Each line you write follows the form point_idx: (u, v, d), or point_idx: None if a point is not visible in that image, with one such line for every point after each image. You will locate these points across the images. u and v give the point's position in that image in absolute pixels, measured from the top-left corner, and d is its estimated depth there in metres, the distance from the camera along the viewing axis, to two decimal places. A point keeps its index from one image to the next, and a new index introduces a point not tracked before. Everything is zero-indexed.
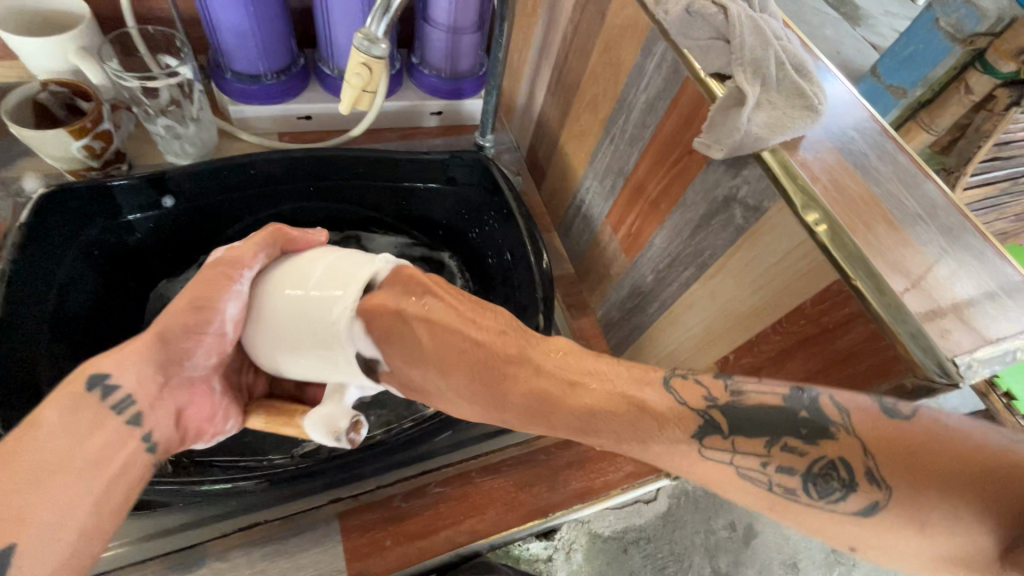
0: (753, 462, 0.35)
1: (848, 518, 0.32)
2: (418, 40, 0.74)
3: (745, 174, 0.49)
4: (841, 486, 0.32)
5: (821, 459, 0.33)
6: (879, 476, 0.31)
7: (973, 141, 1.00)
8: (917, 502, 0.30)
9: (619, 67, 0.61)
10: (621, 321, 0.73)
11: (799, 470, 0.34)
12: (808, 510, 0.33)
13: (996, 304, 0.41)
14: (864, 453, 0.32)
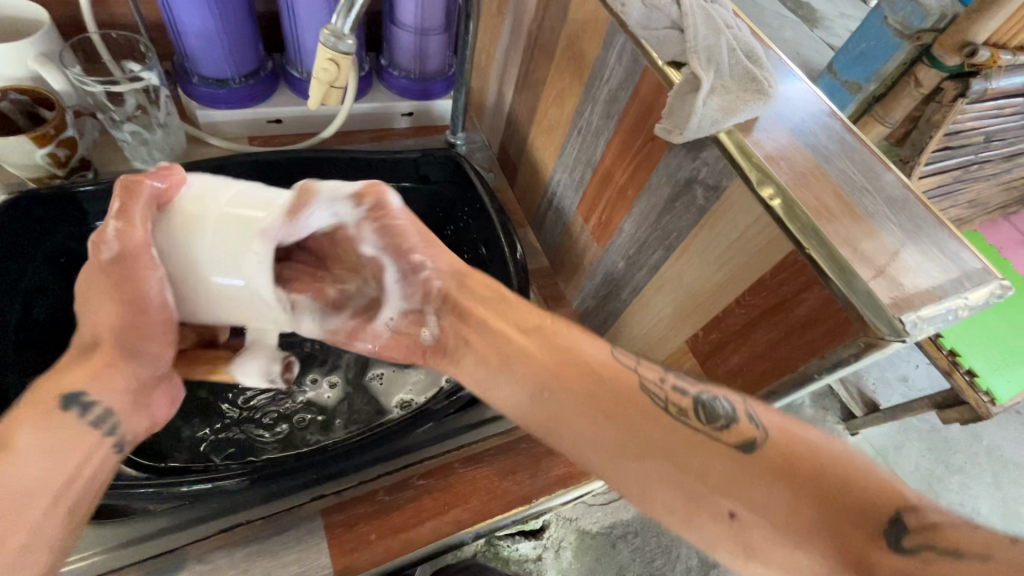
0: (654, 379, 0.39)
1: (725, 449, 0.36)
2: (387, 44, 0.76)
3: (704, 156, 0.42)
4: (726, 416, 0.37)
5: (709, 391, 0.39)
6: (760, 418, 0.36)
7: (925, 131, 0.99)
8: (786, 442, 0.35)
9: (583, 61, 0.55)
10: (596, 309, 0.63)
11: (691, 397, 0.38)
12: (699, 438, 0.36)
13: (951, 279, 0.36)
14: (745, 399, 0.38)
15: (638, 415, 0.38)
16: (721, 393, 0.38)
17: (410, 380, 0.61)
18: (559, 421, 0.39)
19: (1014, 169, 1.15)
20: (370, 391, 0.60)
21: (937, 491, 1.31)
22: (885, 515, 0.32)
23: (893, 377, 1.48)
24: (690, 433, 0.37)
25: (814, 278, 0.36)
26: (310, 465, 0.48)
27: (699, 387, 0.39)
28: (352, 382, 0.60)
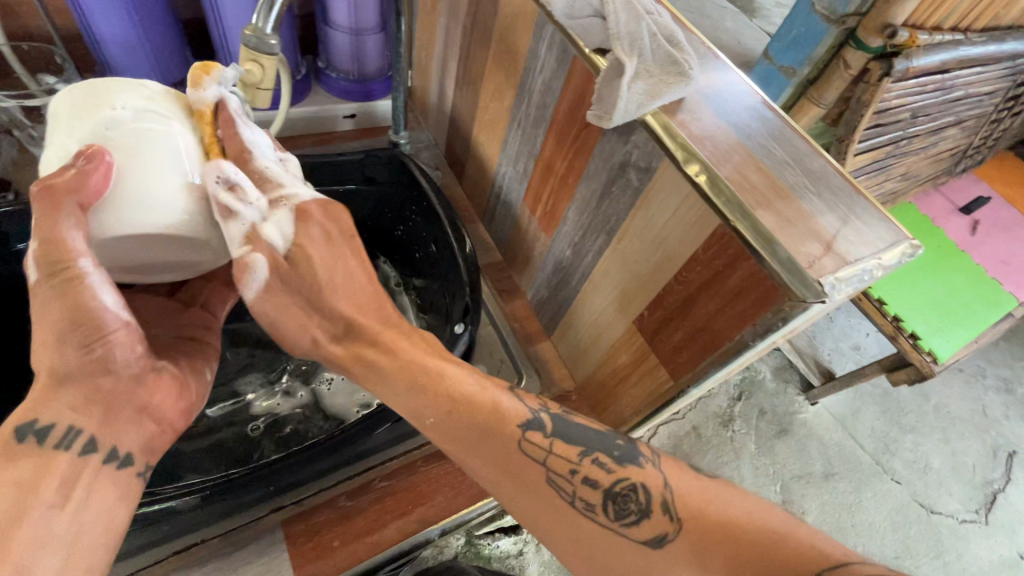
0: (564, 470, 0.39)
1: (635, 543, 0.37)
2: (323, 46, 0.76)
3: (634, 139, 0.43)
4: (637, 511, 0.37)
5: (624, 480, 0.39)
6: (674, 509, 0.37)
7: (857, 111, 1.03)
8: (701, 535, 0.35)
9: (517, 53, 0.55)
10: (549, 299, 0.64)
11: (602, 486, 0.39)
12: (606, 529, 0.38)
13: (868, 240, 0.38)
14: (665, 486, 0.38)
15: (545, 505, 0.39)
16: (638, 482, 0.38)
17: (357, 388, 0.60)
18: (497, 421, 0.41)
19: (940, 142, 1.23)
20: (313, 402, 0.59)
21: (893, 451, 1.38)
22: (817, 574, 0.31)
23: (846, 346, 1.55)
24: (600, 526, 0.38)
25: (741, 249, 0.37)
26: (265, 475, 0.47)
27: (614, 472, 0.39)
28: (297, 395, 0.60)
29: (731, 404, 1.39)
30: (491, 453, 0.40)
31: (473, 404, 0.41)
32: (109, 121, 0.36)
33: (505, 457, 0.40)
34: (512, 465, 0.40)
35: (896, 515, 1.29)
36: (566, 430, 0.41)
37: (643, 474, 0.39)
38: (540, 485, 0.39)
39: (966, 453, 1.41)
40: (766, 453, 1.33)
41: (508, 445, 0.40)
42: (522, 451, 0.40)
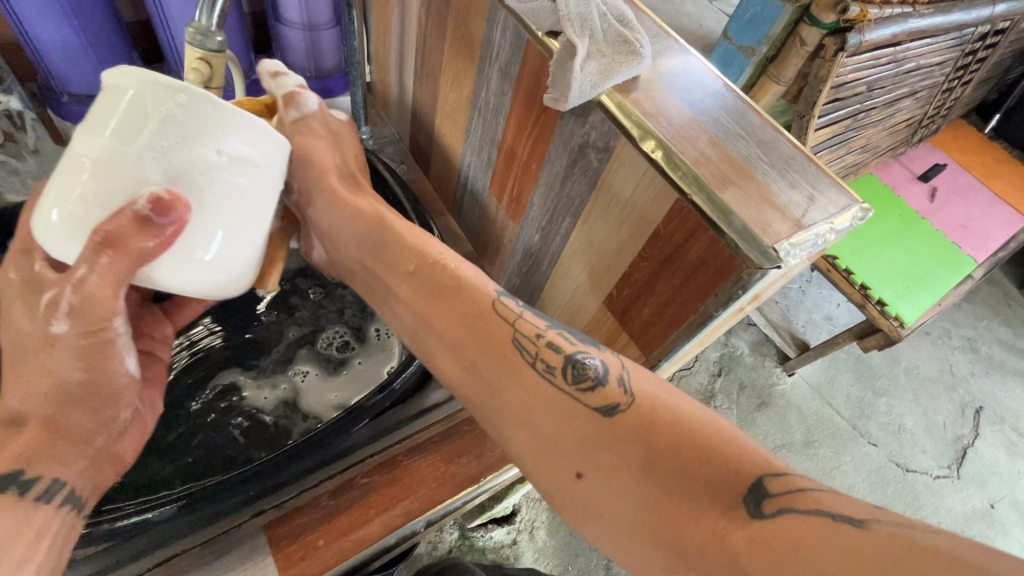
0: (530, 334, 0.43)
1: (583, 407, 0.39)
2: (277, 44, 0.74)
3: (591, 120, 0.44)
4: (594, 379, 0.39)
5: (586, 354, 0.41)
6: (628, 385, 0.39)
7: (815, 86, 1.04)
8: (649, 411, 0.37)
9: (472, 41, 0.55)
10: (521, 285, 0.64)
11: (564, 356, 0.41)
12: (559, 392, 0.40)
13: (820, 206, 0.39)
14: (622, 367, 0.40)
15: (505, 365, 0.42)
16: (601, 360, 0.41)
17: (331, 389, 0.60)
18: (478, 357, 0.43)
19: (896, 113, 1.26)
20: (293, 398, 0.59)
21: (867, 414, 1.43)
22: (751, 481, 0.33)
23: (819, 317, 1.60)
24: (554, 391, 0.40)
25: (699, 220, 0.38)
26: (245, 479, 0.47)
27: (579, 348, 0.42)
28: (278, 386, 0.59)
29: (711, 380, 1.42)
30: (459, 307, 0.44)
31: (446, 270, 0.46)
32: (199, 166, 0.32)
33: (472, 313, 0.44)
34: (483, 319, 0.43)
35: (873, 476, 1.34)
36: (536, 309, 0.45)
37: (606, 353, 0.42)
38: (504, 342, 0.42)
39: (937, 412, 1.47)
40: (748, 426, 1.36)
41: (480, 301, 0.44)
42: (494, 310, 0.44)
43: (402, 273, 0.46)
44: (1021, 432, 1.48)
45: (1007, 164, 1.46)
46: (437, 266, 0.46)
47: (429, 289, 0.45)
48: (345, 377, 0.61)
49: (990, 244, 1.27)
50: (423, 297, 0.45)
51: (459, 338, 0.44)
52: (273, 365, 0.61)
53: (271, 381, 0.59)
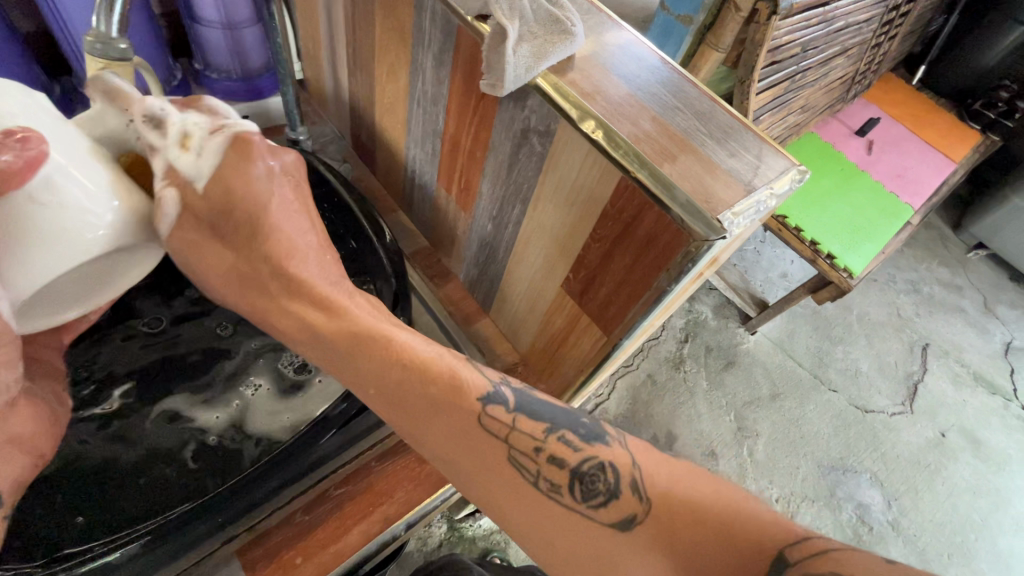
0: (528, 448, 0.40)
1: (598, 522, 0.37)
2: (196, 46, 0.71)
3: (529, 104, 0.43)
4: (606, 491, 0.38)
5: (591, 460, 0.39)
6: (643, 489, 0.37)
7: (753, 52, 1.04)
8: (667, 512, 0.36)
9: (403, 30, 0.53)
10: (480, 277, 0.64)
11: (570, 464, 0.39)
12: (570, 510, 0.38)
13: (760, 173, 0.40)
14: (634, 465, 0.39)
15: (505, 476, 0.39)
16: (605, 459, 0.39)
17: (282, 409, 0.52)
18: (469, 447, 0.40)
19: (830, 72, 1.30)
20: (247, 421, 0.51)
21: (827, 363, 1.50)
22: (773, 552, 0.33)
23: (775, 275, 1.66)
24: (563, 508, 0.38)
25: (645, 200, 0.38)
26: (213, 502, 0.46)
27: (581, 450, 0.40)
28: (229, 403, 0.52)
29: (679, 346, 1.46)
30: (443, 427, 0.40)
31: (429, 375, 0.41)
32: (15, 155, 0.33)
33: (462, 429, 0.40)
34: (469, 438, 0.40)
35: (836, 420, 1.42)
36: (529, 408, 0.42)
37: (613, 453, 0.40)
38: (502, 464, 0.39)
39: (888, 353, 1.55)
40: (717, 387, 1.41)
41: (468, 420, 0.40)
42: (483, 422, 0.40)
43: (368, 395, 0.41)
44: (963, 362, 1.58)
45: (935, 113, 1.53)
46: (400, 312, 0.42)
47: (406, 408, 0.40)
48: (301, 399, 0.52)
49: (924, 191, 1.34)
50: (405, 416, 0.40)
51: (453, 456, 0.40)
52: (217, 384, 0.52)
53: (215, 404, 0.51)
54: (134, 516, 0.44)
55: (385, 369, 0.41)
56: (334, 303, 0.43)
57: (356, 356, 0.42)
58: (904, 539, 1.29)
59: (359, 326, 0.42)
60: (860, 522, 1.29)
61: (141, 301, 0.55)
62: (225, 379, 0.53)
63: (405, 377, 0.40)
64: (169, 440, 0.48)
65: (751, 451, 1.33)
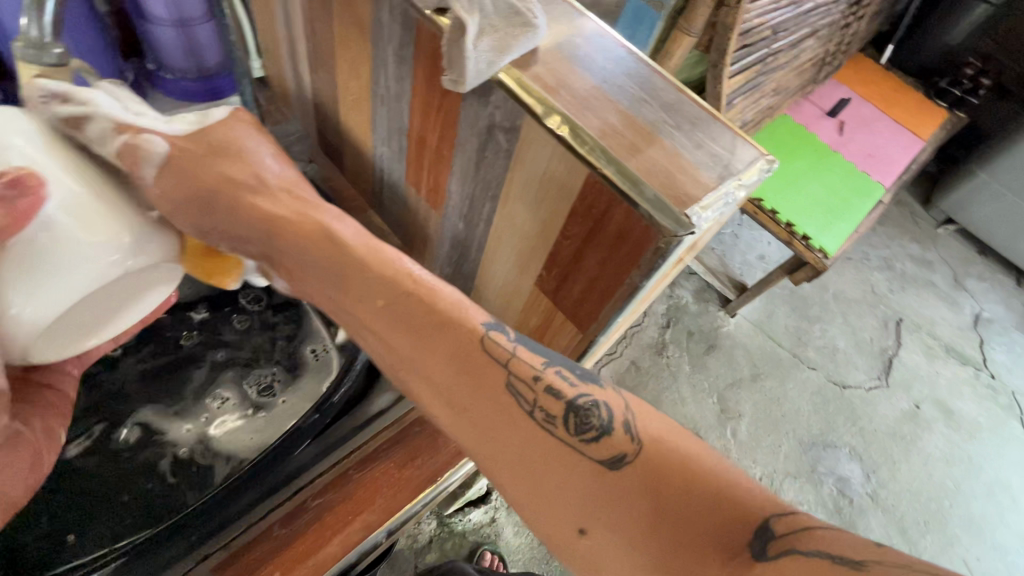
0: (526, 377, 0.40)
1: (587, 459, 0.37)
2: (147, 45, 0.68)
3: (493, 100, 0.42)
4: (599, 427, 0.37)
5: (588, 396, 0.39)
6: (635, 430, 0.37)
7: (724, 36, 1.03)
8: (658, 457, 0.36)
9: (361, 23, 0.51)
10: (454, 275, 0.63)
11: (566, 398, 0.39)
12: (560, 443, 0.38)
13: (728, 166, 0.39)
14: (627, 409, 0.39)
15: (500, 404, 0.39)
16: (602, 400, 0.39)
17: (249, 425, 0.52)
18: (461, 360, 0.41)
19: (801, 54, 1.30)
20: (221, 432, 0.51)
21: (805, 342, 1.53)
22: (756, 521, 0.33)
23: (753, 258, 1.67)
24: (555, 442, 0.38)
25: (613, 195, 0.37)
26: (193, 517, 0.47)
27: (578, 387, 0.40)
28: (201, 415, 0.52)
29: (661, 332, 1.48)
30: (445, 342, 0.41)
31: (435, 298, 0.43)
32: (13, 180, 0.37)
33: (464, 346, 0.41)
34: (471, 361, 0.41)
35: (815, 397, 1.44)
36: (528, 342, 0.42)
37: (608, 393, 0.40)
38: (498, 385, 0.40)
39: (864, 329, 1.59)
40: (699, 370, 1.43)
41: (471, 339, 0.41)
42: (483, 348, 0.41)
43: (376, 307, 0.43)
44: (935, 336, 1.63)
45: (904, 91, 1.55)
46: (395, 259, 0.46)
47: (413, 324, 0.42)
48: (268, 418, 0.52)
49: (894, 169, 1.36)
50: (409, 331, 0.42)
51: (445, 380, 0.41)
52: (185, 399, 0.52)
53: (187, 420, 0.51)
54: (109, 535, 0.45)
55: (392, 292, 0.43)
56: (341, 240, 0.47)
57: (367, 280, 0.44)
58: (883, 509, 1.33)
59: (375, 256, 0.46)
60: (841, 495, 1.32)
61: None
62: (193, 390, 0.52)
63: (412, 296, 0.43)
64: (138, 459, 0.49)
65: (734, 432, 1.36)
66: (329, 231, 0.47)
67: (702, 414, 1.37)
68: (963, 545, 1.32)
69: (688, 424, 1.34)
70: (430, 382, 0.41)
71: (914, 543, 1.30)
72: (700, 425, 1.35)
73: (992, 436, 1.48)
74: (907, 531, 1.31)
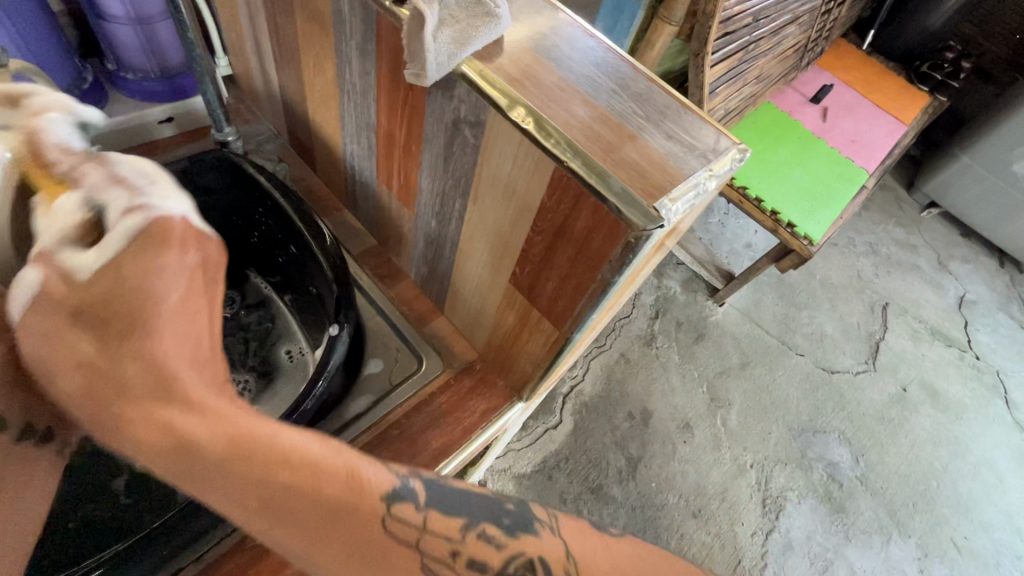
0: (442, 552, 0.32)
1: None
2: (105, 43, 0.66)
3: (458, 93, 0.40)
4: None
5: (520, 559, 0.33)
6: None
7: (705, 24, 1.02)
8: None
9: (322, 17, 0.49)
10: (431, 274, 0.61)
11: (494, 566, 0.33)
12: None
13: (700, 155, 0.38)
14: (568, 558, 0.34)
15: None
16: (535, 556, 0.33)
17: None
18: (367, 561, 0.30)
19: (782, 41, 1.30)
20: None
21: (793, 329, 1.54)
22: None
23: (739, 246, 1.68)
24: None
25: (580, 188, 0.36)
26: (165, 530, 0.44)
27: (506, 547, 0.34)
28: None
29: (650, 323, 1.47)
30: (341, 540, 0.29)
31: (318, 479, 0.29)
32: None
33: (356, 533, 0.30)
34: (369, 552, 0.30)
35: (804, 383, 1.45)
36: (440, 499, 0.34)
37: (543, 547, 0.34)
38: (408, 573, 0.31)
39: (850, 315, 1.60)
40: (689, 360, 1.43)
41: (369, 529, 0.30)
42: (386, 529, 0.31)
43: (219, 483, 0.28)
44: (921, 318, 1.64)
45: (885, 76, 1.55)
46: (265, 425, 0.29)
47: (283, 512, 0.28)
48: None
49: (877, 154, 1.36)
50: (292, 538, 0.29)
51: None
52: None
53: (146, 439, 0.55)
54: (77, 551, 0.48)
55: (258, 491, 0.28)
56: (170, 413, 0.28)
57: (210, 474, 0.28)
58: (872, 492, 1.34)
59: (233, 430, 0.28)
60: (830, 479, 1.33)
61: None
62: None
63: (288, 496, 0.28)
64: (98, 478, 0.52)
65: (724, 421, 1.36)
66: (153, 351, 0.30)
67: (692, 404, 1.37)
68: (951, 524, 1.34)
69: (677, 414, 1.34)
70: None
71: (903, 524, 1.32)
72: (690, 415, 1.35)
73: (978, 415, 1.50)
74: (896, 513, 1.33)
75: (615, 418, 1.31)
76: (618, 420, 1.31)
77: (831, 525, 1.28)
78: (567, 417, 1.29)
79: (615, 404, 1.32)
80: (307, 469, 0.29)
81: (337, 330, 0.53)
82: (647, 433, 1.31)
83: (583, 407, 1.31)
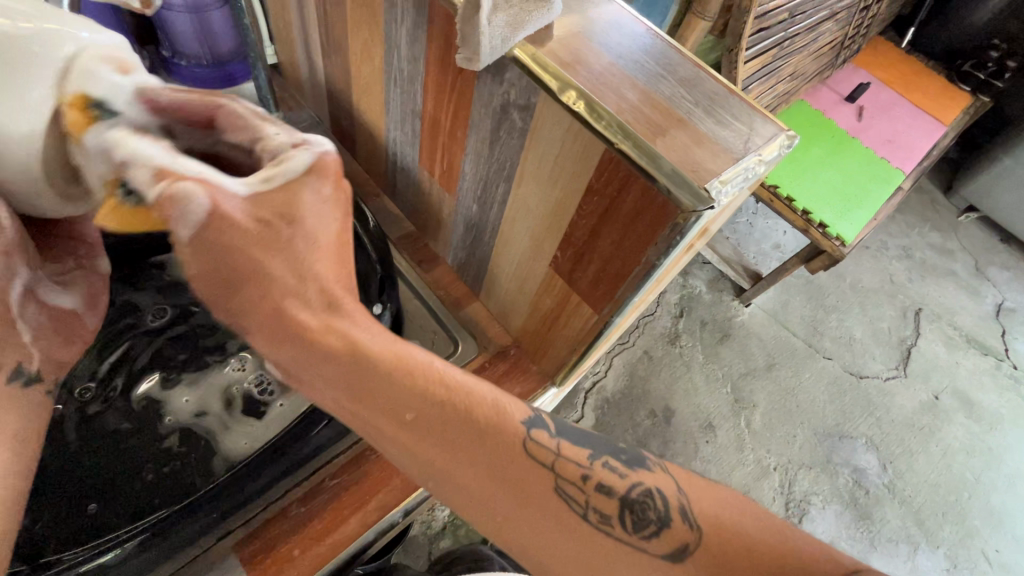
0: (574, 476, 0.38)
1: (654, 557, 0.35)
2: (161, 31, 0.68)
3: (508, 77, 0.41)
4: (657, 519, 0.36)
5: (639, 486, 0.38)
6: (692, 516, 0.36)
7: (740, 19, 1.01)
8: (721, 541, 0.34)
9: (374, 6, 0.51)
10: (468, 260, 0.63)
11: (616, 491, 0.38)
12: (621, 542, 0.36)
13: (750, 141, 0.39)
14: (680, 493, 0.37)
15: (545, 511, 0.37)
16: (652, 485, 0.38)
17: (242, 426, 0.55)
18: (513, 482, 0.38)
19: (818, 38, 1.27)
20: (231, 422, 0.55)
21: (821, 331, 1.51)
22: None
23: (768, 246, 1.65)
24: (613, 543, 0.36)
25: (630, 168, 0.37)
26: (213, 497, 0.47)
27: (625, 476, 0.39)
28: (209, 392, 0.56)
29: (674, 321, 1.46)
30: (498, 461, 0.38)
31: (481, 416, 0.39)
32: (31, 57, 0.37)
33: (508, 453, 0.38)
34: (515, 464, 0.38)
35: (832, 387, 1.43)
36: (570, 435, 0.40)
37: (659, 479, 0.38)
38: (544, 492, 0.37)
39: (881, 319, 1.56)
40: (713, 359, 1.42)
41: (516, 447, 0.38)
42: (528, 449, 0.38)
43: (405, 419, 0.38)
44: (955, 325, 1.59)
45: (925, 75, 1.51)
46: (432, 374, 0.39)
47: (452, 440, 0.38)
48: (269, 419, 0.55)
49: (915, 155, 1.33)
50: (456, 453, 0.38)
51: (494, 490, 0.38)
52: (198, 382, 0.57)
53: (191, 403, 0.56)
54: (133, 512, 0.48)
55: (426, 399, 0.38)
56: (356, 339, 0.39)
57: (384, 391, 0.39)
58: (900, 500, 1.32)
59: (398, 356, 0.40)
60: (856, 485, 1.31)
61: (138, 296, 0.59)
62: (211, 366, 0.57)
63: (451, 407, 0.38)
64: (145, 434, 0.53)
65: (748, 422, 1.34)
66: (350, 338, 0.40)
67: (716, 405, 1.35)
68: (982, 536, 1.30)
69: (701, 413, 1.34)
70: (472, 503, 0.38)
71: (931, 534, 1.29)
72: (714, 415, 1.34)
73: (1014, 427, 1.46)
74: (925, 523, 1.30)
75: (637, 416, 1.31)
76: (640, 418, 1.31)
77: (856, 531, 1.26)
78: (589, 412, 1.30)
79: (638, 402, 1.32)
80: (464, 409, 0.39)
81: (380, 309, 0.57)
82: (668, 431, 1.30)
83: (604, 403, 1.32)
